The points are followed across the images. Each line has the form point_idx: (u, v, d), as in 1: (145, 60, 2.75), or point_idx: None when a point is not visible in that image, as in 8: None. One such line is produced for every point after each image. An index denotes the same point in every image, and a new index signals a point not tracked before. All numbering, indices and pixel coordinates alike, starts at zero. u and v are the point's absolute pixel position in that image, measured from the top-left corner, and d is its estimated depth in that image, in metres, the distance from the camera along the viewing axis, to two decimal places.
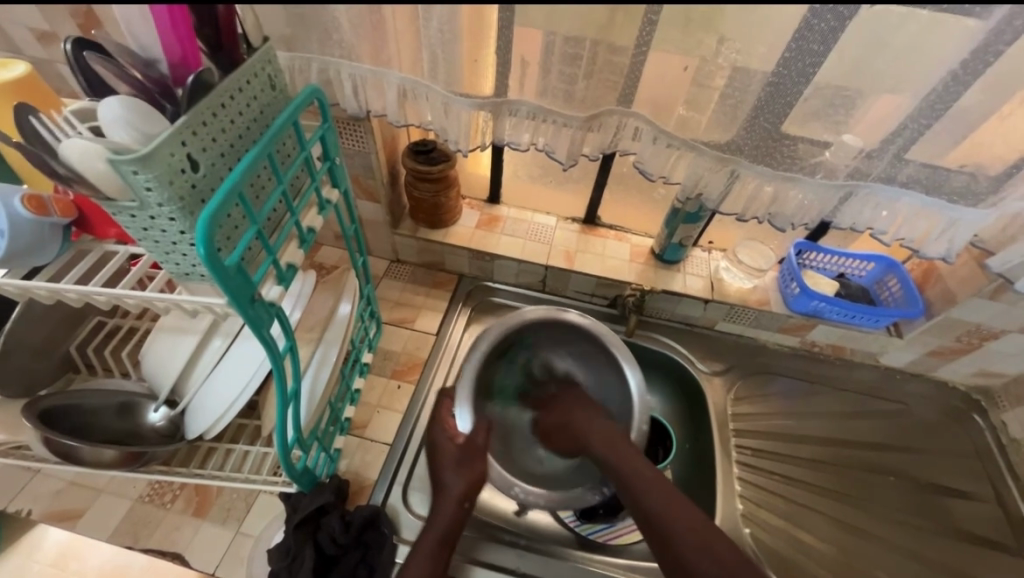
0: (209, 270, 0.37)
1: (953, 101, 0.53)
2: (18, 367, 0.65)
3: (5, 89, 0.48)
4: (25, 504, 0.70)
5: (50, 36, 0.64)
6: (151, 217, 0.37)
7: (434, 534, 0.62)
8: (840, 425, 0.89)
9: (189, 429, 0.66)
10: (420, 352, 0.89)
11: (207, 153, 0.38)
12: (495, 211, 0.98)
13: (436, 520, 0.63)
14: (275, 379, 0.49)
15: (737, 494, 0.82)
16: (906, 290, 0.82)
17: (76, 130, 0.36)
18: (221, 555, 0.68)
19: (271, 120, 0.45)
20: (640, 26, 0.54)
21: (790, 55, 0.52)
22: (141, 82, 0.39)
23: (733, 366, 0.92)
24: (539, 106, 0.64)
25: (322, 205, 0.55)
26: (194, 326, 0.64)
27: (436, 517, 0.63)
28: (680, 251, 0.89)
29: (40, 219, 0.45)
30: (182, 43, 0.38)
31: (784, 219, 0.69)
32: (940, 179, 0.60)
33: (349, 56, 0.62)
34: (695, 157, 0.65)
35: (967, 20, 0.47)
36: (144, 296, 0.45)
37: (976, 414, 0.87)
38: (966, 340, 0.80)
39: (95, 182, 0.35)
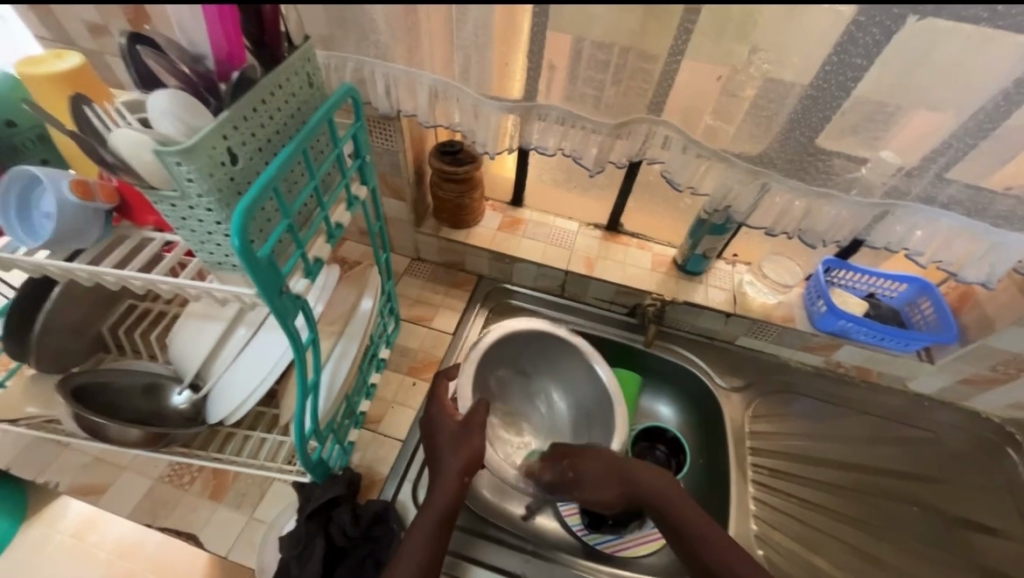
0: (242, 261, 0.38)
1: (1002, 120, 0.51)
2: (54, 344, 0.68)
3: (58, 78, 0.50)
4: (53, 477, 0.72)
5: (103, 30, 0.67)
6: (190, 207, 0.38)
7: (432, 514, 0.61)
8: (862, 450, 0.86)
9: (212, 413, 0.68)
10: (436, 351, 0.89)
11: (247, 146, 0.39)
12: (518, 213, 0.98)
13: (434, 500, 0.62)
14: (297, 370, 0.50)
15: (751, 515, 0.80)
16: (940, 314, 0.79)
17: (125, 121, 0.38)
18: (234, 540, 0.69)
19: (308, 116, 0.46)
20: (676, 35, 0.53)
21: (830, 68, 0.51)
22: (190, 77, 0.40)
23: (753, 382, 0.90)
24: (568, 111, 0.64)
25: (351, 202, 0.56)
26: (220, 313, 0.66)
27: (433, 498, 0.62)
28: (703, 263, 0.87)
29: (85, 204, 0.47)
30: (229, 40, 0.39)
31: (815, 235, 0.67)
32: (984, 201, 0.58)
33: (383, 57, 0.63)
34: (725, 169, 0.64)
35: (1022, 37, 0.45)
36: (176, 282, 0.46)
37: (1010, 448, 0.83)
38: (1002, 369, 0.77)
39: (140, 171, 0.36)
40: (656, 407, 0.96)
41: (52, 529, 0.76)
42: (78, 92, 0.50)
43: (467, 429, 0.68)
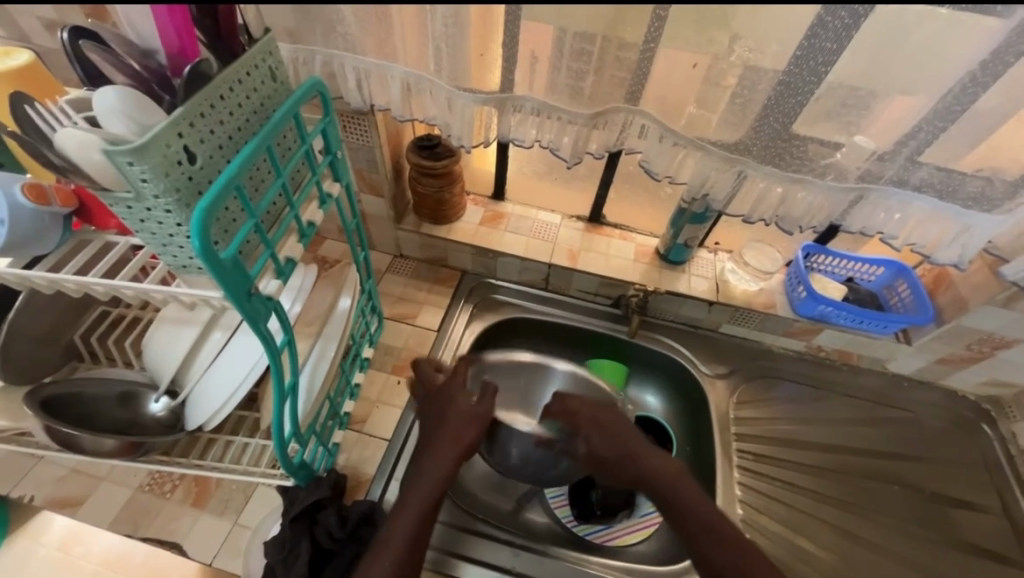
0: (203, 263, 0.36)
1: (970, 103, 0.51)
2: (21, 355, 0.65)
3: (7, 78, 0.48)
4: (28, 491, 0.70)
5: (60, 27, 0.65)
6: (147, 209, 0.37)
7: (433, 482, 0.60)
8: (844, 432, 0.87)
9: (189, 420, 0.66)
10: (421, 349, 0.88)
11: (205, 144, 0.37)
12: (500, 207, 0.97)
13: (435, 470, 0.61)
14: (272, 374, 0.49)
15: (736, 500, 0.81)
16: (916, 296, 0.80)
17: (70, 120, 0.36)
18: (218, 546, 0.68)
19: (271, 112, 0.44)
20: (649, 23, 0.52)
21: (802, 54, 0.51)
22: (141, 73, 0.38)
23: (737, 369, 0.91)
24: (544, 102, 0.63)
25: (323, 199, 0.54)
26: (194, 317, 0.64)
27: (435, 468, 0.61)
28: (685, 252, 0.87)
29: (41, 208, 0.45)
30: (180, 34, 0.37)
31: (791, 221, 0.68)
32: (956, 183, 0.58)
33: (353, 50, 0.61)
34: (703, 157, 0.64)
35: (987, 19, 0.45)
36: (140, 287, 0.45)
37: (985, 424, 0.85)
38: (976, 348, 0.78)
39: (90, 173, 0.35)
40: (642, 397, 0.96)
41: (35, 545, 0.67)
42: (24, 92, 0.48)
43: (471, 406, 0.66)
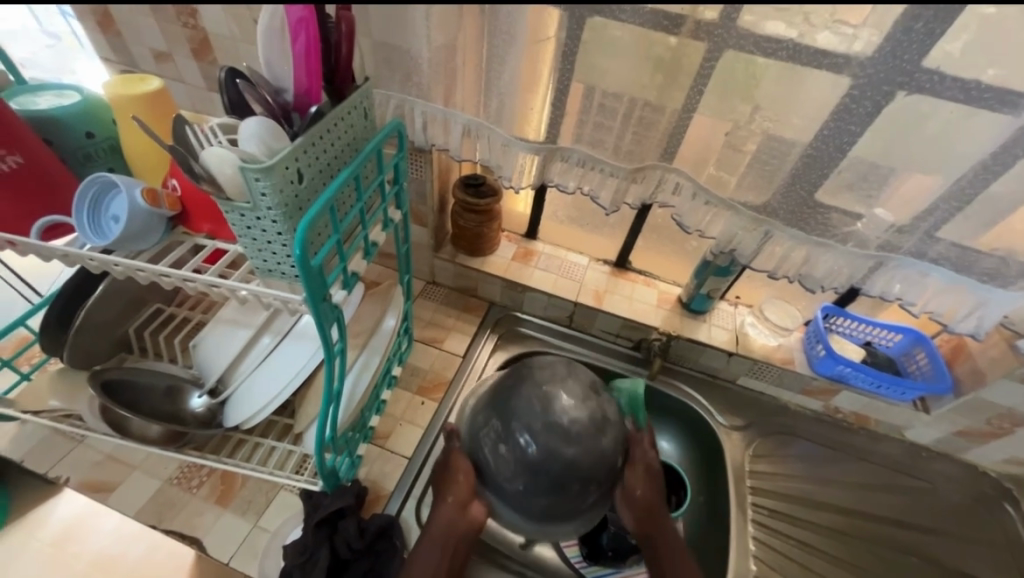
0: (298, 268, 0.42)
1: (983, 188, 0.56)
2: (86, 341, 0.70)
3: (140, 99, 0.57)
4: (64, 471, 0.73)
5: (166, 56, 0.77)
6: (258, 218, 0.43)
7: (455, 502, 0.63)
8: (861, 496, 0.88)
9: (229, 417, 0.69)
10: (446, 372, 0.92)
11: (311, 168, 0.44)
12: (531, 245, 1.03)
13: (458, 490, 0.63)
14: (326, 376, 0.54)
15: (750, 553, 0.81)
16: (934, 365, 0.82)
17: (216, 140, 0.43)
18: (238, 546, 0.70)
19: (360, 145, 0.51)
20: (688, 94, 0.60)
21: (828, 133, 0.57)
22: (272, 105, 0.45)
23: (752, 423, 0.92)
24: (589, 155, 0.70)
25: (386, 223, 0.61)
26: (250, 320, 0.70)
27: (458, 490, 0.63)
28: (707, 302, 0.91)
29: (153, 209, 0.52)
30: (310, 78, 0.43)
31: (814, 281, 0.71)
32: (970, 259, 0.62)
33: (424, 96, 0.70)
34: (731, 216, 0.69)
35: (998, 115, 0.51)
36: (228, 286, 0.50)
37: (1007, 504, 0.84)
38: (996, 424, 0.79)
39: (222, 183, 0.41)
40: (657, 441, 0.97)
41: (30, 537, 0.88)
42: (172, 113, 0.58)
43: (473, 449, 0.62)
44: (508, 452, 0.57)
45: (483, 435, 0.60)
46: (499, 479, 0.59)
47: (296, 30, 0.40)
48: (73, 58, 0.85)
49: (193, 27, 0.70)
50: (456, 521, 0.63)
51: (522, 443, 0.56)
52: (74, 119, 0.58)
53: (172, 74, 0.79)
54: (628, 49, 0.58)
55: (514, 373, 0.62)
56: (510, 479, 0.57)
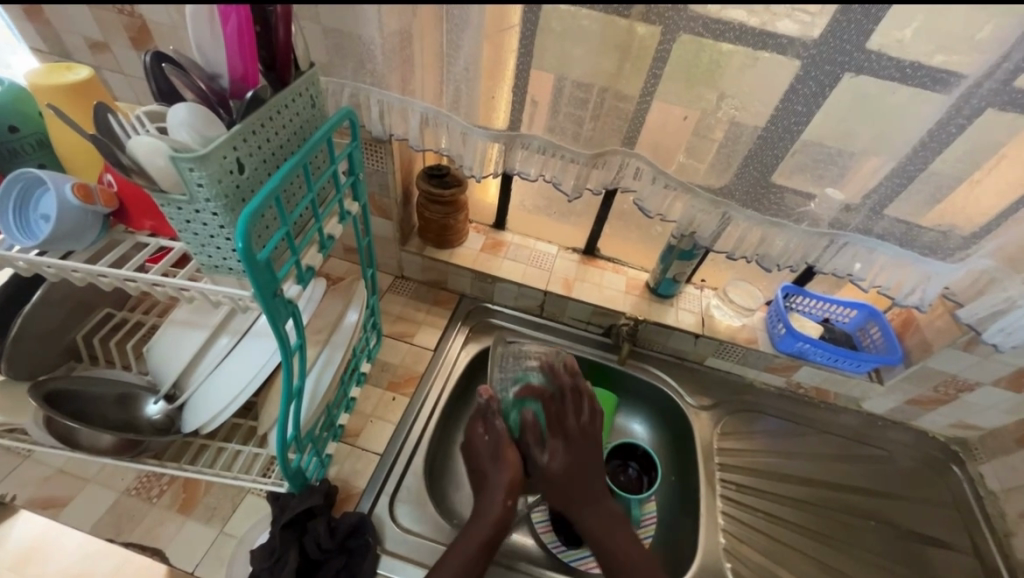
0: (243, 262, 0.40)
1: (923, 166, 0.58)
2: (27, 349, 0.66)
3: (64, 88, 0.53)
4: (10, 489, 0.69)
5: (101, 46, 0.72)
6: (196, 211, 0.41)
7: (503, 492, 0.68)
8: (823, 467, 0.91)
9: (187, 423, 0.67)
10: (417, 366, 0.91)
11: (253, 158, 0.42)
12: (500, 236, 1.02)
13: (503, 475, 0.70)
14: (284, 374, 0.52)
15: (719, 528, 0.83)
16: (887, 338, 0.86)
17: (144, 128, 0.41)
18: (203, 553, 0.68)
19: (308, 134, 0.49)
20: (645, 78, 0.60)
21: (777, 114, 0.58)
22: (206, 93, 0.43)
23: (720, 402, 0.95)
24: (550, 141, 0.69)
25: (343, 216, 0.59)
26: (205, 321, 0.67)
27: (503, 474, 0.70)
28: (673, 286, 0.93)
29: (86, 207, 0.49)
30: (244, 62, 0.42)
31: (771, 260, 0.73)
32: (914, 234, 0.65)
33: (380, 85, 0.68)
34: (691, 199, 0.70)
35: (932, 94, 0.53)
36: (173, 284, 0.47)
37: (954, 465, 0.90)
38: (943, 390, 0.83)
39: (154, 175, 0.39)
40: (630, 424, 0.99)
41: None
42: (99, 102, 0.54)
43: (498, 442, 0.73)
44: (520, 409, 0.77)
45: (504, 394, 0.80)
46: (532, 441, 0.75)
47: (226, 12, 0.38)
48: (9, 51, 0.80)
49: (129, 14, 0.66)
50: (508, 516, 0.67)
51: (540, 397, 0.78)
52: None
53: (109, 65, 0.75)
54: (583, 33, 0.58)
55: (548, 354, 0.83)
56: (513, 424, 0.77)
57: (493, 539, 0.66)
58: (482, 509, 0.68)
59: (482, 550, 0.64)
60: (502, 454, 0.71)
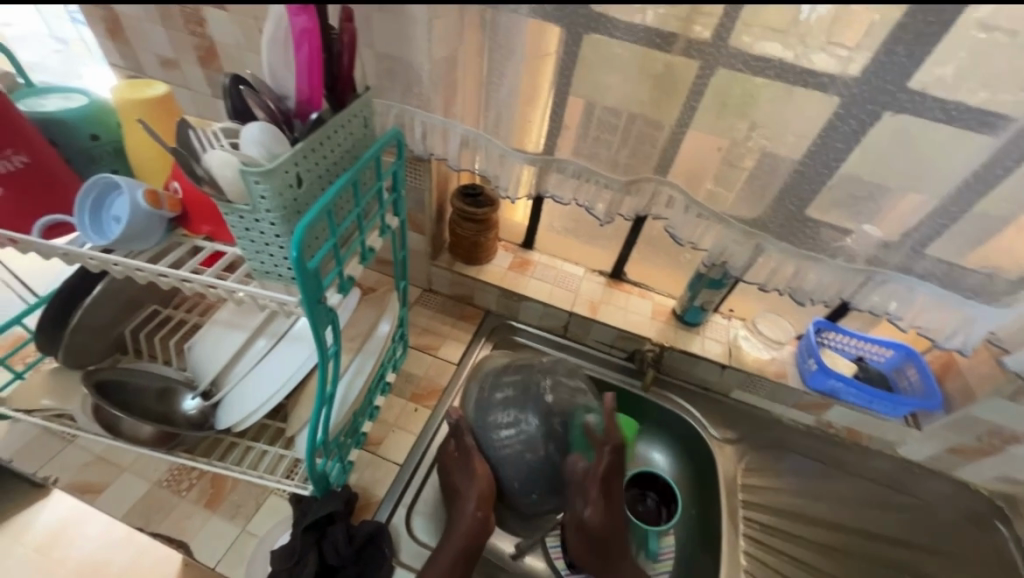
0: (295, 271, 0.43)
1: (967, 207, 0.57)
2: (82, 340, 0.71)
3: (144, 103, 0.58)
4: (53, 472, 0.73)
5: (173, 64, 0.79)
6: (256, 220, 0.44)
7: (472, 497, 0.68)
8: (854, 512, 0.88)
9: (221, 420, 0.69)
10: (440, 379, 0.92)
11: (311, 173, 0.45)
12: (528, 255, 1.04)
13: (475, 485, 0.68)
14: (319, 379, 0.54)
15: (742, 569, 0.81)
16: (925, 380, 0.82)
17: (217, 143, 0.44)
18: (225, 550, 0.69)
19: (360, 152, 0.53)
20: (683, 110, 0.62)
21: (816, 149, 0.58)
22: (274, 111, 0.46)
23: (745, 436, 0.93)
24: (584, 167, 0.71)
25: (383, 229, 0.62)
26: (247, 323, 0.70)
27: (475, 484, 0.69)
28: (700, 314, 0.92)
29: (153, 211, 0.53)
30: (312, 87, 0.45)
31: (804, 294, 0.72)
32: (957, 275, 0.63)
33: (424, 107, 0.71)
34: (723, 229, 0.70)
35: (978, 136, 0.52)
36: (225, 286, 0.50)
37: (999, 522, 0.84)
38: (986, 440, 0.79)
39: (222, 186, 0.42)
40: (650, 453, 0.96)
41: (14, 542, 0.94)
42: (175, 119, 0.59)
43: (465, 452, 0.71)
44: (514, 425, 0.70)
45: (491, 419, 0.71)
46: (503, 448, 0.70)
47: (299, 41, 0.42)
48: (82, 63, 0.87)
49: (201, 36, 0.72)
50: (481, 527, 0.67)
51: (536, 419, 0.70)
52: (79, 121, 0.59)
53: (178, 81, 0.81)
54: (623, 65, 0.60)
55: (525, 374, 0.74)
56: (506, 439, 0.70)
57: (470, 550, 0.66)
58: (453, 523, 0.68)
59: (460, 562, 0.65)
60: (473, 465, 0.69)
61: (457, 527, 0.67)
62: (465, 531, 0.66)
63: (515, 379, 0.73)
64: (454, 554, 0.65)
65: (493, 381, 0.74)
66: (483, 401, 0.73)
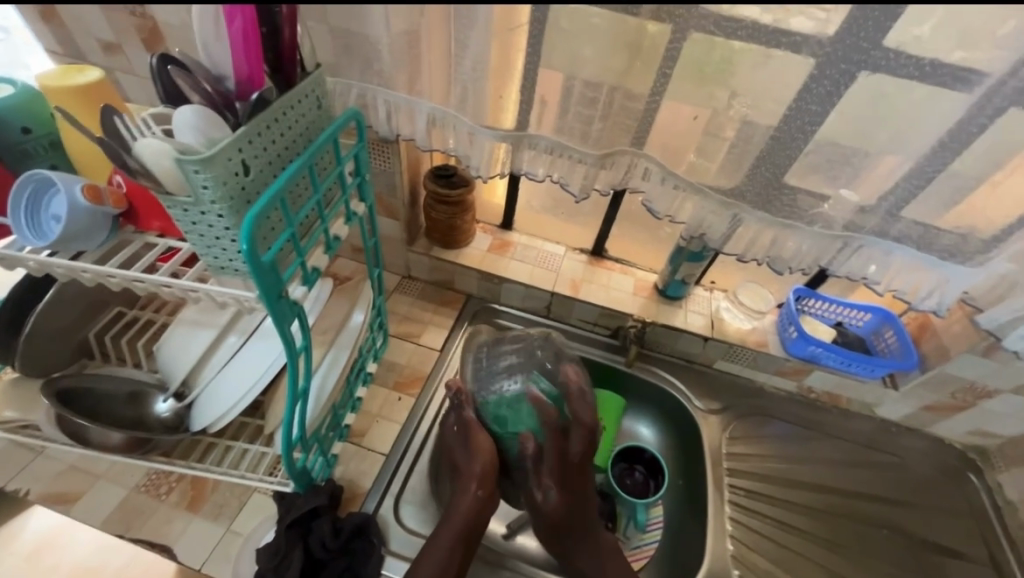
0: (248, 265, 0.40)
1: (942, 167, 0.57)
2: (40, 347, 0.67)
3: (77, 91, 0.54)
4: (24, 484, 0.71)
5: (114, 47, 0.73)
6: (202, 213, 0.41)
7: (473, 476, 0.67)
8: (835, 473, 0.90)
9: (194, 421, 0.67)
10: (423, 366, 0.91)
11: (259, 160, 0.42)
12: (507, 236, 1.01)
13: (477, 463, 0.68)
14: (289, 376, 0.52)
15: (727, 534, 0.82)
16: (902, 342, 0.83)
17: (150, 130, 0.41)
18: (210, 551, 0.68)
19: (314, 135, 0.49)
20: (656, 78, 0.59)
21: (791, 113, 0.57)
22: (212, 94, 0.42)
23: (729, 406, 0.93)
24: (558, 142, 0.68)
25: (349, 216, 0.59)
26: (213, 320, 0.67)
27: (475, 462, 0.68)
28: (682, 288, 0.91)
29: (95, 207, 0.49)
30: (250, 64, 0.41)
31: (783, 263, 0.72)
32: (932, 237, 0.63)
33: (387, 84, 0.67)
34: (701, 200, 0.69)
35: (953, 93, 0.51)
36: (180, 285, 0.48)
37: (971, 474, 0.87)
38: (960, 397, 0.81)
39: (160, 177, 0.39)
40: (636, 427, 0.98)
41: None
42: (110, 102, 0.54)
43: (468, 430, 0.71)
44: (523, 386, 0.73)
45: (493, 386, 0.75)
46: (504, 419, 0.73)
47: (231, 12, 0.38)
48: (25, 51, 0.81)
49: (140, 15, 0.66)
50: (481, 505, 0.66)
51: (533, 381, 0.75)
52: (8, 113, 0.55)
53: (122, 66, 0.75)
54: (591, 32, 0.57)
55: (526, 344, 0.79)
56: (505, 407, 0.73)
57: (470, 532, 0.65)
58: (453, 505, 0.66)
59: (457, 543, 0.63)
60: (474, 442, 0.70)
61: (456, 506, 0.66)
62: (463, 510, 0.65)
63: (517, 351, 0.79)
64: (452, 539, 0.63)
65: (493, 351, 0.80)
66: (487, 377, 0.77)
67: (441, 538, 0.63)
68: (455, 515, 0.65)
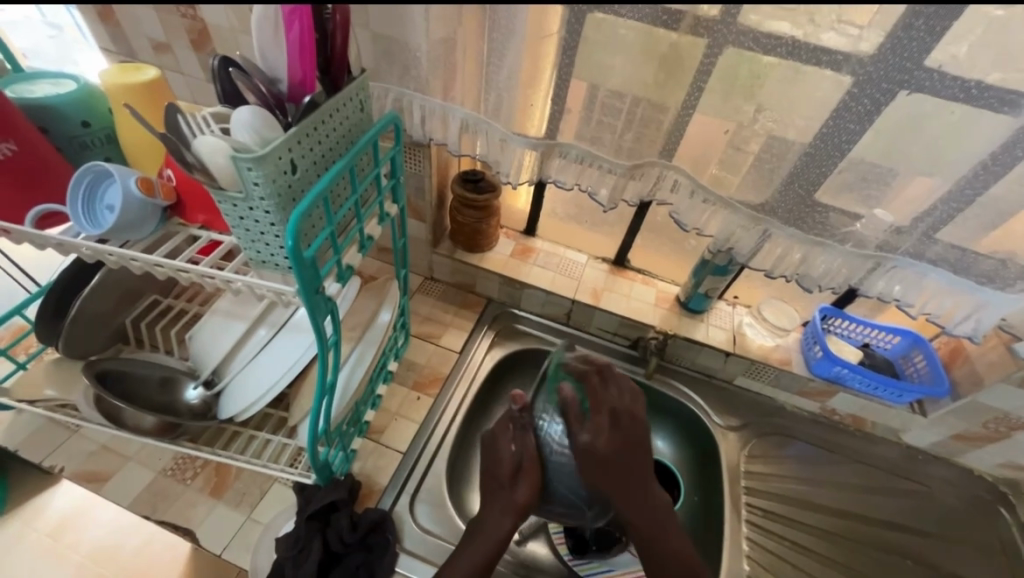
0: (291, 261, 0.42)
1: (982, 190, 0.56)
2: (82, 330, 0.70)
3: (136, 88, 0.57)
4: (59, 461, 0.74)
5: (165, 47, 0.76)
6: (250, 208, 0.43)
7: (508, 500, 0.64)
8: (856, 498, 0.88)
9: (223, 409, 0.69)
10: (442, 367, 0.92)
11: (305, 159, 0.44)
12: (530, 242, 1.02)
13: (514, 488, 0.64)
14: (319, 370, 0.53)
15: (743, 555, 0.80)
16: (932, 367, 0.81)
17: (210, 129, 0.43)
18: (230, 537, 0.70)
19: (355, 138, 0.51)
20: (689, 91, 0.59)
21: (827, 131, 0.56)
22: (266, 95, 0.45)
23: (749, 423, 0.92)
24: (588, 151, 0.69)
25: (383, 217, 0.61)
26: (246, 313, 0.69)
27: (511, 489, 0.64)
28: (705, 302, 0.91)
29: (147, 199, 0.51)
30: (304, 69, 0.43)
31: (811, 281, 0.71)
32: (969, 261, 0.62)
33: (423, 90, 0.69)
34: (729, 214, 0.69)
35: (996, 116, 0.50)
36: (222, 276, 0.49)
37: (1001, 508, 0.84)
38: (992, 428, 0.79)
39: (214, 173, 0.41)
40: (652, 440, 0.97)
41: (30, 525, 1.01)
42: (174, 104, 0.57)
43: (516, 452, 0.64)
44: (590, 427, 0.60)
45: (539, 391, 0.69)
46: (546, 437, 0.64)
47: (290, 19, 0.40)
48: (75, 49, 0.85)
49: (192, 18, 0.69)
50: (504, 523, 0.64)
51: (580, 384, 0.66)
52: (69, 107, 0.58)
53: (171, 65, 0.79)
54: (626, 44, 0.57)
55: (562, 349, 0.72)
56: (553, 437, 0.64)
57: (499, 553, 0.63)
58: (488, 524, 0.64)
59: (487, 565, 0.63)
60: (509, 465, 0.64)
61: (489, 525, 0.64)
62: (498, 533, 0.63)
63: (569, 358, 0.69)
64: (481, 558, 0.63)
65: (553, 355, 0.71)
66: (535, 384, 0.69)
67: (466, 557, 0.63)
68: (488, 533, 0.64)
